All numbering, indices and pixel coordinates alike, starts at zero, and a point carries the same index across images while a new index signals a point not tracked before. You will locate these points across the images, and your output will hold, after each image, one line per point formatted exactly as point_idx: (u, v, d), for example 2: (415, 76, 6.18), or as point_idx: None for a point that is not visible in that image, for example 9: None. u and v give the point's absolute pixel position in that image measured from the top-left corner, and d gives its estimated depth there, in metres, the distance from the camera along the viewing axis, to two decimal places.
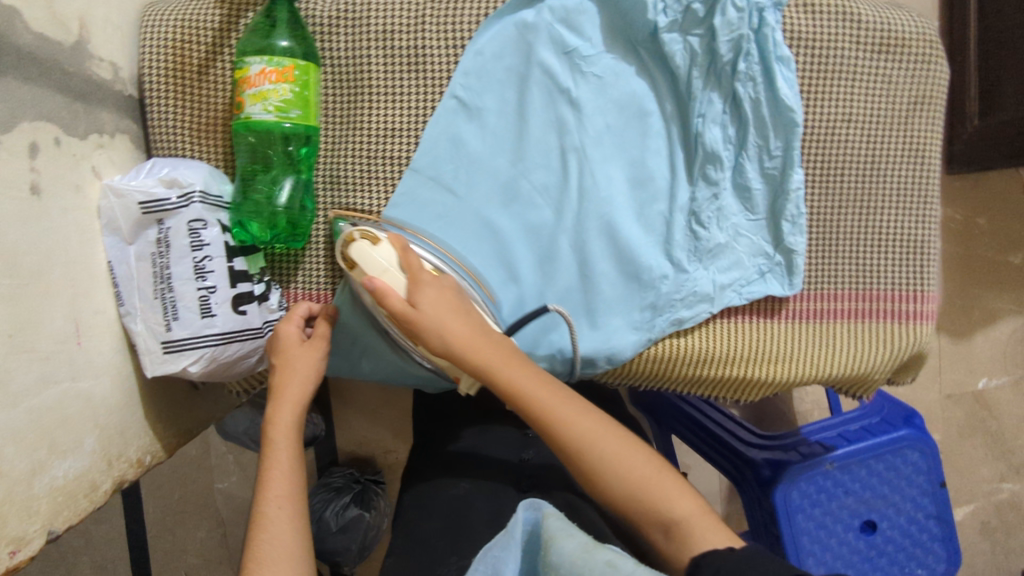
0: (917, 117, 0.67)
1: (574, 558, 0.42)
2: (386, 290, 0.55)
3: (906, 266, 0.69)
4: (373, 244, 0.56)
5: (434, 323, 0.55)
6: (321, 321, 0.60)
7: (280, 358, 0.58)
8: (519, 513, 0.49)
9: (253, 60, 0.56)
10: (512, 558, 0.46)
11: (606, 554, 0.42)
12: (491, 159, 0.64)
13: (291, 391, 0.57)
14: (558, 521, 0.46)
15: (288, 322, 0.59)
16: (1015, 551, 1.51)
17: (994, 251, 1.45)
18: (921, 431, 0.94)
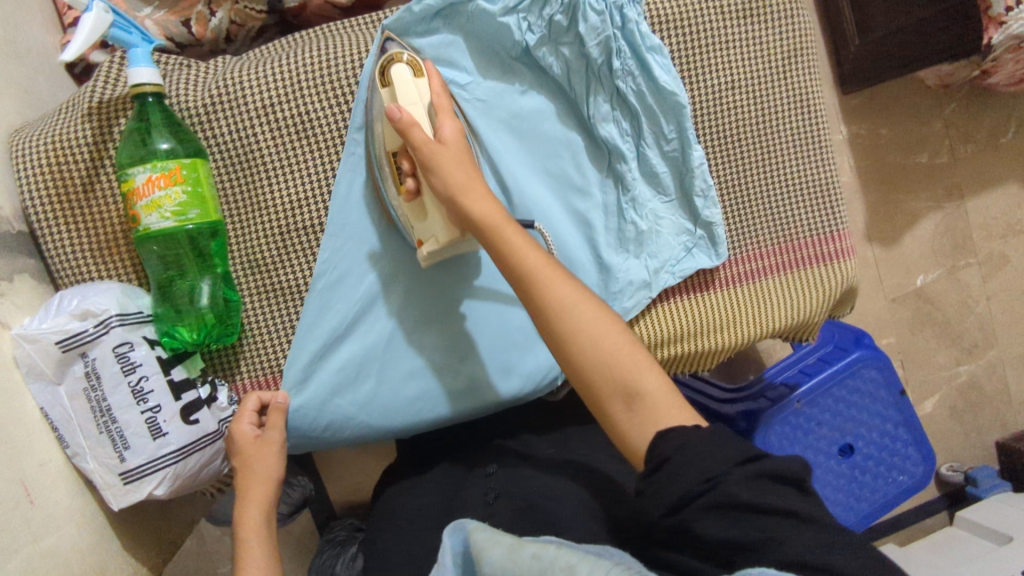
0: (792, 69, 0.69)
1: (504, 564, 0.43)
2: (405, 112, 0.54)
3: (817, 210, 0.72)
4: (415, 75, 0.57)
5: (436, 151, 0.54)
6: (272, 412, 0.60)
7: (241, 459, 0.58)
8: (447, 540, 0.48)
9: (136, 169, 0.54)
10: None
11: (532, 547, 0.44)
12: None
13: (255, 489, 0.58)
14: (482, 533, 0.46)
15: (240, 421, 0.59)
16: (984, 425, 1.61)
17: (903, 156, 1.53)
18: (872, 350, 0.98)
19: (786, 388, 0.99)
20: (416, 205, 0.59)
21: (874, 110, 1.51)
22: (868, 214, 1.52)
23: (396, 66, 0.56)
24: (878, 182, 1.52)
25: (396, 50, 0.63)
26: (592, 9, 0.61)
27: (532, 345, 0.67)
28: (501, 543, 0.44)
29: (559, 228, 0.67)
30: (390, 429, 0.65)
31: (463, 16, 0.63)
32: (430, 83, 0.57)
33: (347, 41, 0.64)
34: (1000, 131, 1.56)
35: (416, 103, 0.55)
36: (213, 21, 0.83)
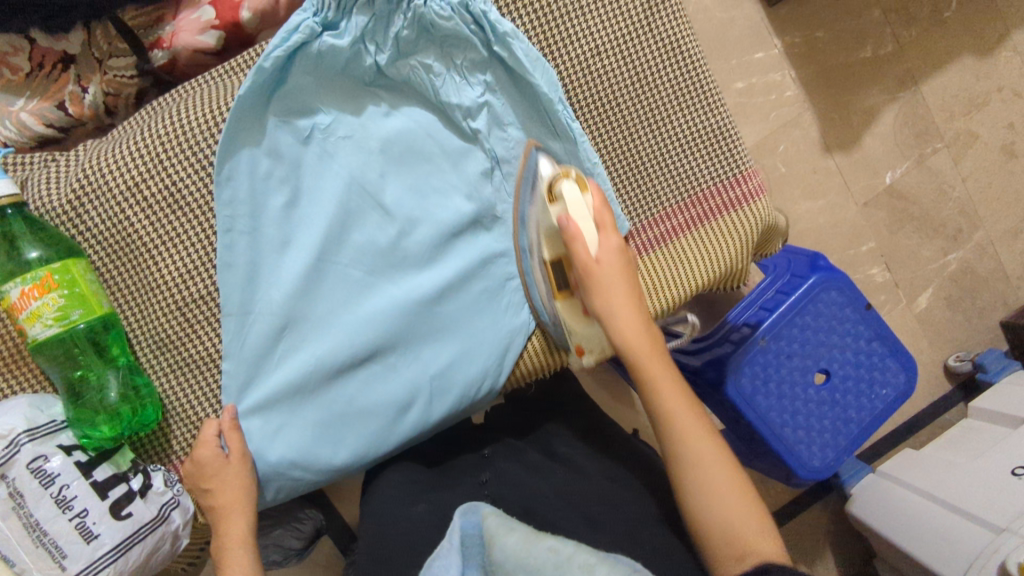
0: (657, 19, 0.68)
1: (518, 553, 0.43)
2: (575, 234, 0.58)
3: (717, 156, 0.70)
4: (582, 192, 0.59)
5: (604, 292, 0.59)
6: (232, 434, 0.62)
7: (210, 480, 0.61)
8: (461, 521, 0.48)
9: (8, 285, 0.54)
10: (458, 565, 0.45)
11: (551, 541, 0.43)
12: (292, 260, 0.64)
13: (229, 501, 0.61)
14: (496, 519, 0.46)
15: (203, 447, 0.61)
16: (985, 309, 1.57)
17: (845, 56, 1.47)
18: (828, 271, 0.95)
19: (749, 328, 0.96)
20: (579, 313, 0.64)
21: (806, 15, 1.45)
22: (821, 121, 1.47)
23: (562, 186, 0.59)
24: (824, 86, 1.47)
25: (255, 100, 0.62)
26: (440, 13, 0.62)
27: (454, 356, 0.68)
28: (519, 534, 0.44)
29: (456, 236, 0.68)
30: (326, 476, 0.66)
31: (318, 63, 0.62)
32: (593, 197, 0.60)
33: (199, 102, 0.63)
34: (942, 7, 1.50)
35: (589, 220, 0.58)
36: (88, 97, 0.81)
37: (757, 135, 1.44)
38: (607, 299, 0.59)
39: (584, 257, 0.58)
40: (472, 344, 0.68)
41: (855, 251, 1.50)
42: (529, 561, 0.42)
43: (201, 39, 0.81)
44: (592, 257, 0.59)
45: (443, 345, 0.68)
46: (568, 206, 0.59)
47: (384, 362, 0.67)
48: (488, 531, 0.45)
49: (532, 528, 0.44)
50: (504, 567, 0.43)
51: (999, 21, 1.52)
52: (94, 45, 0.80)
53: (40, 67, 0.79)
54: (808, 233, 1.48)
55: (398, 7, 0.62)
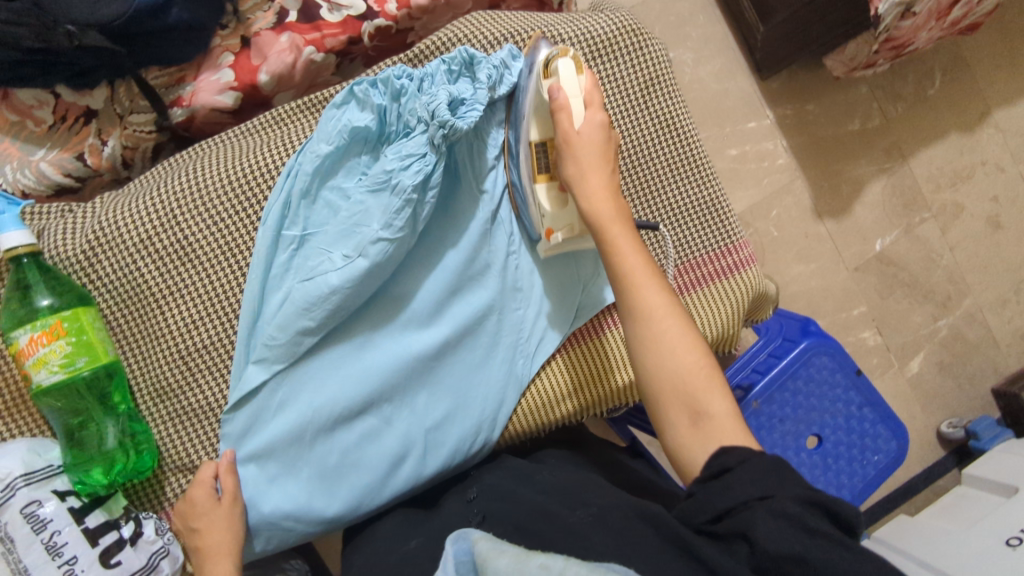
0: (654, 96, 0.72)
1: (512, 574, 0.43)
2: (559, 92, 0.62)
3: (709, 225, 0.73)
4: (578, 72, 0.63)
5: (573, 153, 0.61)
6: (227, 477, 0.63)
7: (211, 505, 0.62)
8: (451, 548, 0.49)
9: (18, 331, 0.56)
10: None
11: (540, 558, 0.43)
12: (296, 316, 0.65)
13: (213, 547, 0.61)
14: (487, 543, 0.46)
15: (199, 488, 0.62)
16: (976, 375, 1.59)
17: (834, 127, 1.53)
18: (819, 336, 0.97)
19: (741, 391, 0.98)
20: (556, 193, 0.66)
21: (797, 88, 1.51)
22: (812, 188, 1.52)
23: (558, 62, 0.63)
24: (815, 156, 1.52)
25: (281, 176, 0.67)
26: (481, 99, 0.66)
27: (449, 415, 0.70)
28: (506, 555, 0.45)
29: (456, 295, 0.71)
30: (309, 530, 0.66)
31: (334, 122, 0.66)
32: (586, 80, 0.64)
33: (214, 162, 0.66)
34: (925, 84, 1.56)
35: (577, 95, 0.62)
36: (106, 149, 0.85)
37: (751, 200, 1.49)
38: (588, 180, 0.61)
39: (568, 127, 0.61)
40: (467, 403, 0.70)
41: (846, 315, 1.53)
42: None
43: (219, 99, 0.86)
44: (574, 130, 0.62)
45: (437, 400, 0.70)
46: (558, 80, 0.63)
47: (380, 416, 0.68)
48: (479, 554, 0.46)
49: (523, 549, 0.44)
50: None
51: (981, 100, 1.58)
52: (117, 102, 0.84)
53: (63, 120, 0.83)
54: (800, 294, 1.51)
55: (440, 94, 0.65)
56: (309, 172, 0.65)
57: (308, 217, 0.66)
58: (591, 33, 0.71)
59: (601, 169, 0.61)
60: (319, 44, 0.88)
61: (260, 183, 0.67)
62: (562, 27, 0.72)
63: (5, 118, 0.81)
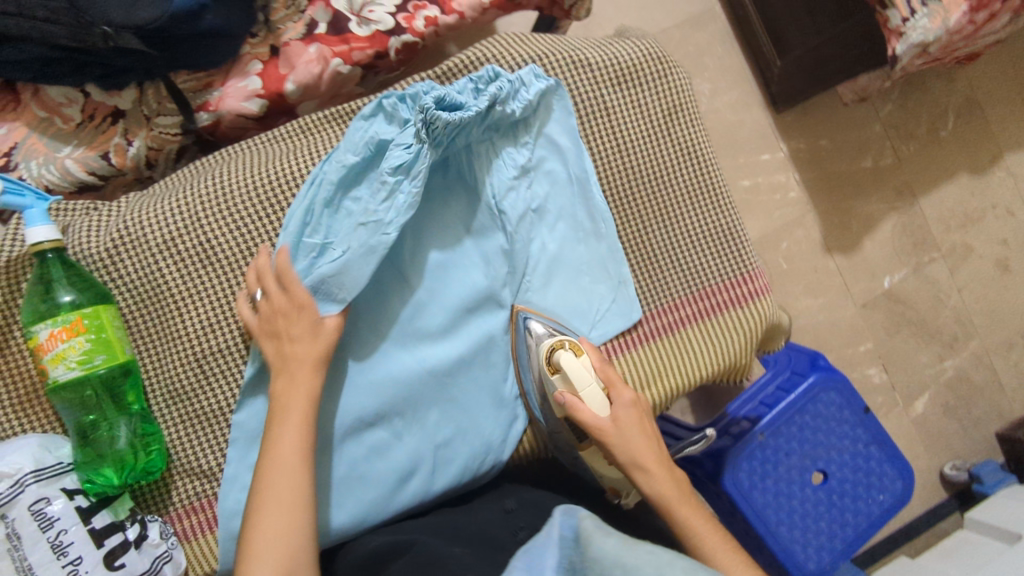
0: (676, 124, 0.73)
1: (619, 551, 0.44)
2: (579, 405, 0.62)
3: (726, 253, 0.73)
4: (578, 355, 0.63)
5: (623, 449, 0.62)
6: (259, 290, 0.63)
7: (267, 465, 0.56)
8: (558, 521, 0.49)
9: (39, 326, 0.56)
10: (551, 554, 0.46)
11: (646, 549, 0.45)
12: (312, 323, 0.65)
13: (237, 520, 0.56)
14: (593, 520, 0.48)
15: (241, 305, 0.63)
16: (980, 417, 1.58)
17: (847, 163, 1.54)
18: (828, 371, 0.97)
19: (748, 422, 0.97)
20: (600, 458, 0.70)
21: (811, 123, 1.53)
22: (823, 223, 1.53)
23: (561, 355, 0.62)
24: (827, 190, 1.53)
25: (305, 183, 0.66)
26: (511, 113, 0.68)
27: (459, 432, 0.69)
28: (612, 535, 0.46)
29: (472, 311, 0.71)
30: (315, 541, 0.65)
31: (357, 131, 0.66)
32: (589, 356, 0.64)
33: (241, 167, 0.67)
34: (938, 125, 1.58)
35: (592, 388, 0.62)
36: (132, 149, 0.86)
37: (762, 231, 1.50)
38: (629, 446, 0.62)
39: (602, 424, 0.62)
40: (478, 420, 0.70)
41: (852, 350, 1.53)
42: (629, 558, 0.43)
43: (245, 105, 0.87)
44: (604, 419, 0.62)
45: (448, 417, 0.69)
46: (565, 372, 0.63)
47: (390, 429, 0.68)
48: (586, 529, 0.47)
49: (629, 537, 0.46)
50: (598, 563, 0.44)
51: (994, 143, 1.59)
52: (145, 103, 0.85)
53: (90, 118, 0.84)
54: (807, 328, 1.51)
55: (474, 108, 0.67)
56: (334, 181, 0.64)
57: (330, 226, 0.65)
58: (617, 60, 0.72)
59: (644, 442, 0.62)
60: (346, 57, 0.88)
61: (285, 192, 0.67)
62: (587, 52, 0.72)
63: (34, 113, 0.82)
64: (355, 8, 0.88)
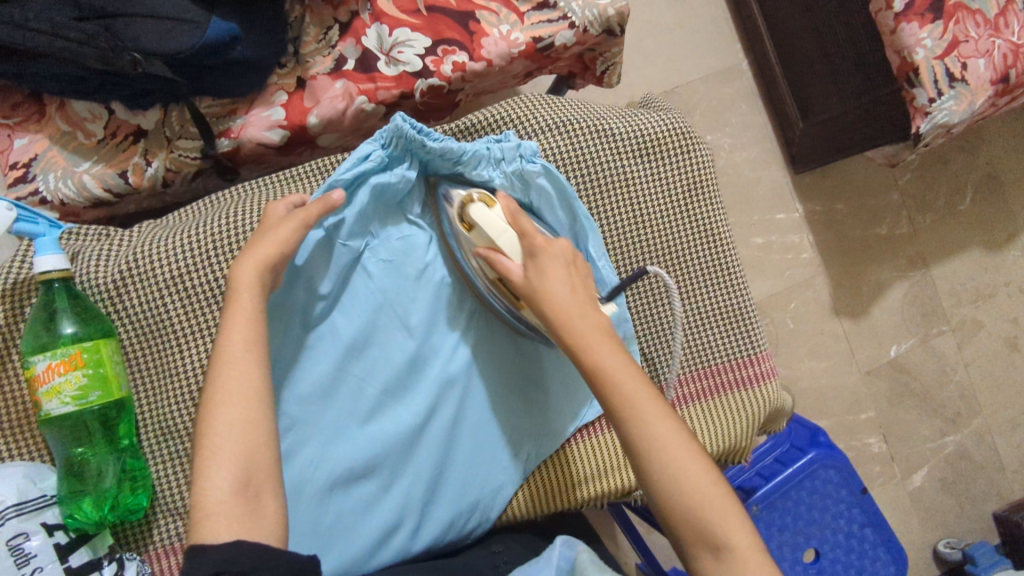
0: (694, 200, 0.72)
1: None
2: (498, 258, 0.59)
3: (736, 333, 0.72)
4: (489, 207, 0.61)
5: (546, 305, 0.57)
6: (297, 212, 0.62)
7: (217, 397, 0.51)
8: (559, 549, 0.60)
9: (37, 358, 0.56)
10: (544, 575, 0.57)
11: None
12: (315, 365, 0.65)
13: None
14: (589, 555, 0.57)
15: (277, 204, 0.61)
16: (978, 496, 1.56)
17: (862, 229, 1.54)
18: (827, 448, 0.96)
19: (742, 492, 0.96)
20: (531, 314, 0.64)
21: (829, 186, 1.52)
22: (833, 287, 1.52)
23: (472, 211, 0.60)
24: (839, 255, 1.52)
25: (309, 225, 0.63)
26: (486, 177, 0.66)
27: (448, 490, 0.68)
28: (602, 567, 0.54)
29: (475, 369, 0.70)
30: None
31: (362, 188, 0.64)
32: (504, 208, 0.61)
33: (256, 207, 0.66)
34: (957, 199, 1.57)
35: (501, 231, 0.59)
36: (149, 169, 0.86)
37: (771, 290, 1.49)
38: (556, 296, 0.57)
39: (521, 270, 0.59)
40: (469, 481, 0.69)
41: (853, 418, 1.51)
42: None
43: (266, 134, 0.87)
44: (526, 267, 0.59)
45: (441, 475, 0.68)
46: (480, 227, 0.60)
47: (380, 483, 0.66)
48: (580, 560, 0.56)
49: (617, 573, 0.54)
50: None
51: (1012, 222, 1.58)
52: (167, 125, 0.85)
53: (113, 136, 0.85)
54: (808, 391, 1.50)
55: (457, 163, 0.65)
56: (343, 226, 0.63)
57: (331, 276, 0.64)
58: (642, 132, 0.71)
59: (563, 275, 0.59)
60: (371, 95, 0.88)
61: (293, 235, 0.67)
62: (613, 121, 0.72)
63: (57, 128, 0.84)
64: (384, 48, 0.88)
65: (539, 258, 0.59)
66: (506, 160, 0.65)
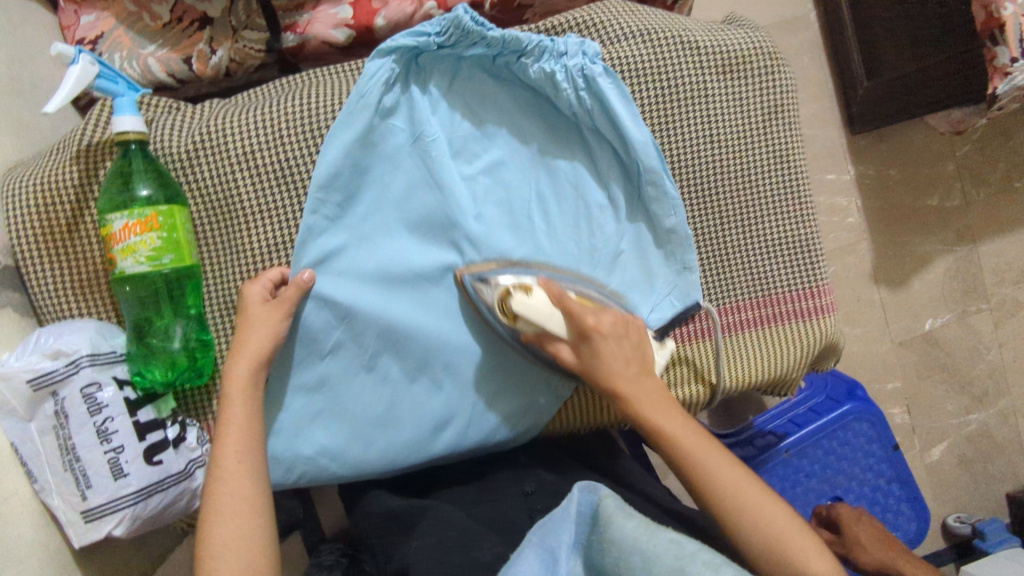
0: (774, 125, 0.70)
1: (638, 538, 0.43)
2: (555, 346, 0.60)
3: (798, 264, 0.71)
4: (529, 294, 0.59)
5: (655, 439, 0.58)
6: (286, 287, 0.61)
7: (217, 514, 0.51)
8: (575, 495, 0.48)
9: (115, 216, 0.56)
10: (567, 531, 0.46)
11: (669, 535, 0.44)
12: (361, 254, 0.64)
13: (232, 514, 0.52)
14: (617, 502, 0.46)
15: (254, 285, 0.61)
16: (994, 476, 1.55)
17: (912, 197, 1.50)
18: (863, 402, 0.96)
19: (775, 438, 0.97)
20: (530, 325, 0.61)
21: (883, 151, 1.48)
22: (876, 253, 1.50)
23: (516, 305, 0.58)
24: (885, 221, 1.49)
25: (357, 100, 0.62)
26: (548, 72, 0.63)
27: (495, 390, 0.68)
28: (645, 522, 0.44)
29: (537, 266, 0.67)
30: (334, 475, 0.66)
31: (410, 71, 0.64)
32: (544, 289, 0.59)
33: (330, 91, 0.65)
34: (1013, 176, 1.52)
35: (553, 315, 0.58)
36: (214, 58, 0.85)
37: None
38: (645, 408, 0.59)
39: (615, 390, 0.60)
40: (519, 385, 0.69)
41: (879, 386, 1.51)
42: (650, 547, 0.42)
43: (332, 33, 0.85)
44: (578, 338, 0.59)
45: (491, 378, 0.68)
46: (525, 317, 0.58)
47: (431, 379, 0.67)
48: (607, 511, 0.45)
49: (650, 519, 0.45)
50: (618, 548, 0.43)
51: None
52: (233, 14, 0.84)
53: (179, 21, 0.84)
54: None
55: (506, 57, 0.63)
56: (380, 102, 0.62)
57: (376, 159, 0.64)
58: (729, 48, 0.68)
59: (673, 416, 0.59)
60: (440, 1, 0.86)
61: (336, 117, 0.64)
62: (698, 35, 0.68)
63: (124, 7, 0.83)
64: None
65: (593, 339, 0.59)
66: (568, 56, 0.63)
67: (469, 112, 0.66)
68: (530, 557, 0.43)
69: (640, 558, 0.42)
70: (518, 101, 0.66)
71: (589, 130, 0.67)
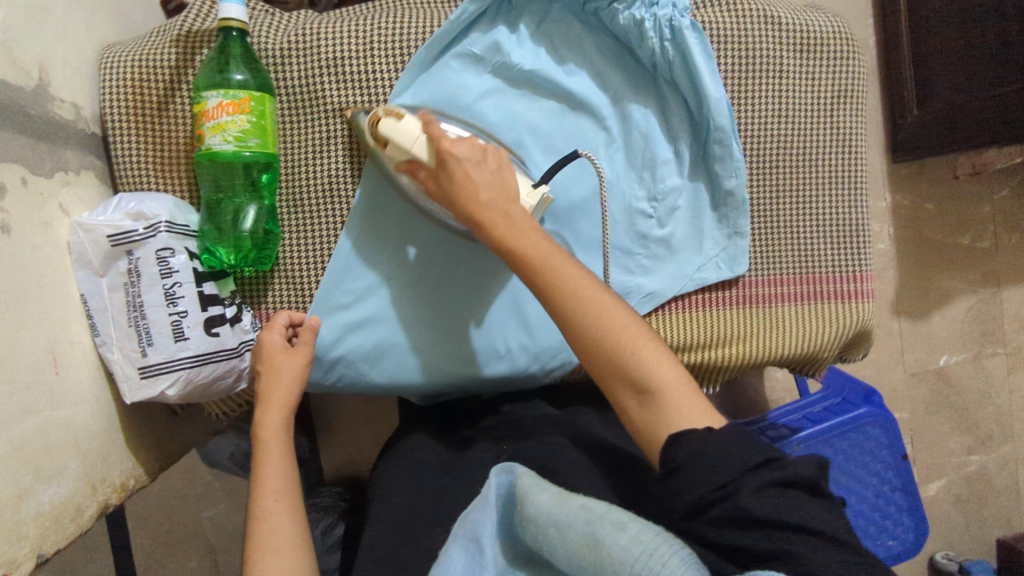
0: (840, 108, 0.72)
1: (552, 509, 0.42)
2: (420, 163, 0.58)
3: (844, 246, 0.73)
4: (398, 121, 0.58)
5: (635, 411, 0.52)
6: (303, 329, 0.63)
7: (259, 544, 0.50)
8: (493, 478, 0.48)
9: (210, 93, 0.58)
10: (489, 519, 0.45)
11: (580, 501, 0.43)
12: None
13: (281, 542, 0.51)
14: (530, 479, 0.46)
15: (271, 331, 0.62)
16: (986, 520, 1.53)
17: (943, 232, 1.49)
18: (880, 407, 0.97)
19: (788, 430, 0.99)
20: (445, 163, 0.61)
21: (921, 183, 1.48)
22: (900, 284, 1.49)
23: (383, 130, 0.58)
24: (914, 252, 1.49)
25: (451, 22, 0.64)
26: (636, 18, 0.65)
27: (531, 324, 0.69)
28: (558, 498, 0.43)
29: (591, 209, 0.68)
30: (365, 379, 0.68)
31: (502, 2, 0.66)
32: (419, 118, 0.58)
33: (424, 15, 0.67)
34: None
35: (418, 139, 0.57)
36: None
37: None
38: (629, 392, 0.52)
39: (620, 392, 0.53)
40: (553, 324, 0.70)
41: None
42: (561, 517, 0.41)
43: None
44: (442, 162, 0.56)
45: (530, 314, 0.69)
46: (394, 141, 0.58)
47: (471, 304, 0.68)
48: (522, 488, 0.45)
49: (565, 489, 0.44)
50: (537, 524, 0.42)
51: None
52: None
53: None
54: None
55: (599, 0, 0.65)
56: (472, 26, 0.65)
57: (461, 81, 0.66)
58: (808, 27, 0.70)
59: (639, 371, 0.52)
60: None
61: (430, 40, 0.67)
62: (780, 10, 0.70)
63: None
64: None
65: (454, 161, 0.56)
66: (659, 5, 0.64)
67: (553, 50, 0.68)
68: (453, 552, 0.43)
69: (554, 531, 0.41)
70: (601, 47, 0.68)
71: (666, 84, 0.69)
